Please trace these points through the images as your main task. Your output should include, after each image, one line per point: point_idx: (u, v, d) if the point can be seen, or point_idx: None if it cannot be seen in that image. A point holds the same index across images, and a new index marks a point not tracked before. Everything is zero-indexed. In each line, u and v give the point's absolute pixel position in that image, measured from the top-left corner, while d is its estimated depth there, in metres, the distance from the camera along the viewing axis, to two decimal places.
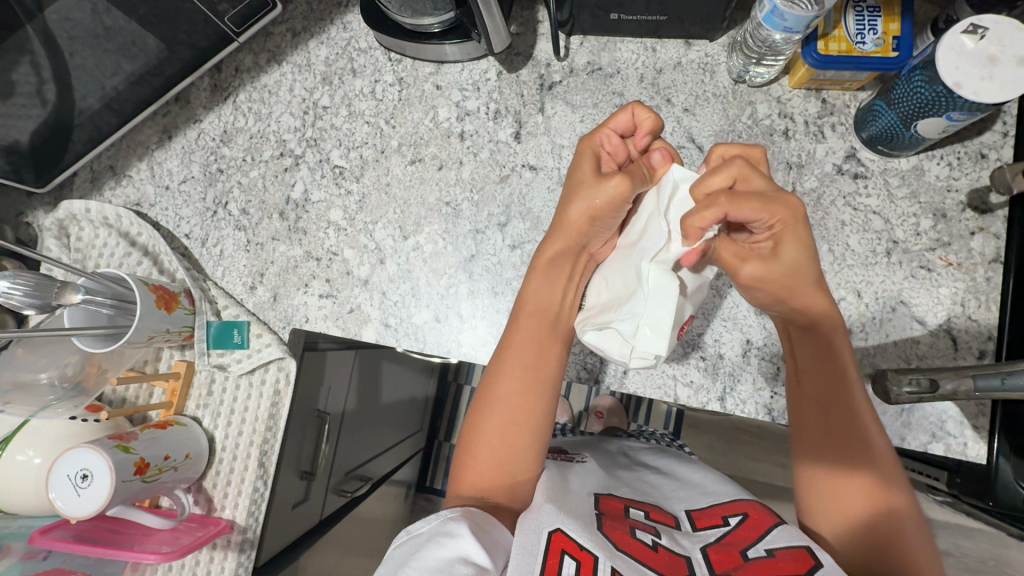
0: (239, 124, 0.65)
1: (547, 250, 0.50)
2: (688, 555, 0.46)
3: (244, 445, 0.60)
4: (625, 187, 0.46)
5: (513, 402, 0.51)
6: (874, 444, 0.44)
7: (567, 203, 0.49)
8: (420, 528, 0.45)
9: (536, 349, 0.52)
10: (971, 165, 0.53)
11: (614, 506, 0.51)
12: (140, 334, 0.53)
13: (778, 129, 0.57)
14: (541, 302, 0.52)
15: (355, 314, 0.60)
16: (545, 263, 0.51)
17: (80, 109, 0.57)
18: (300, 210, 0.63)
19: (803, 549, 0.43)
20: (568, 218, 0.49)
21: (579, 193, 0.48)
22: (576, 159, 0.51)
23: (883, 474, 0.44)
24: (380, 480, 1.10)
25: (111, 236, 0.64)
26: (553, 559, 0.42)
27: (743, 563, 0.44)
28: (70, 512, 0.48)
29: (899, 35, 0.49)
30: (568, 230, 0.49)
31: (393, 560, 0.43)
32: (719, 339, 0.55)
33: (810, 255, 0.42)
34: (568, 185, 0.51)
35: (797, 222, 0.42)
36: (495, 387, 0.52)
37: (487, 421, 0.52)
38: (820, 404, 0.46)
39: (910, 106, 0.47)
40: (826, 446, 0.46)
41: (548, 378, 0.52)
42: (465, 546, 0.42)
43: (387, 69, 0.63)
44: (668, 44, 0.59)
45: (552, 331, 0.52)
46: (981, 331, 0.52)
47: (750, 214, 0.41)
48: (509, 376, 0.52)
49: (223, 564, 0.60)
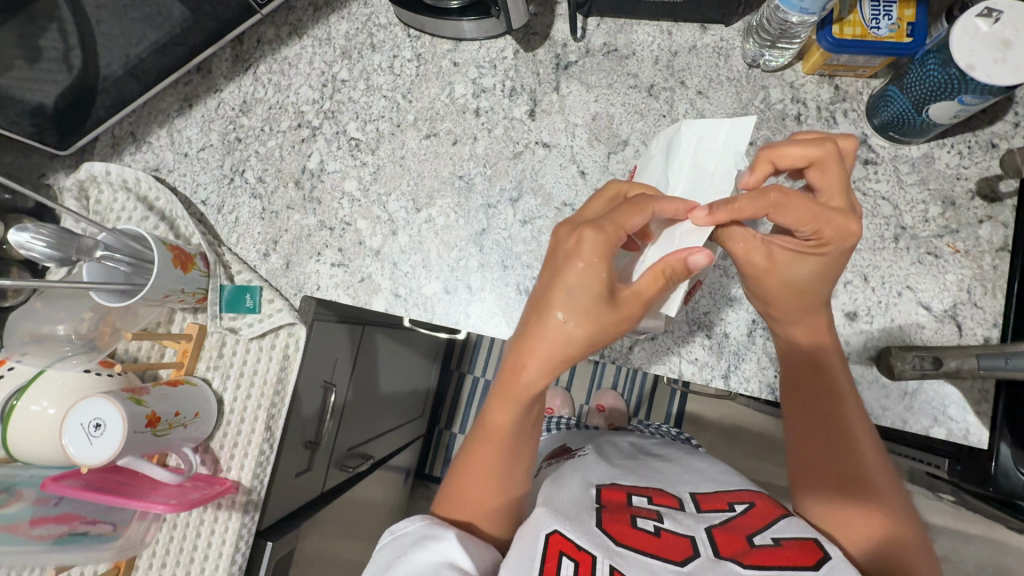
0: (259, 95, 0.66)
1: (532, 376, 0.44)
2: (693, 535, 0.46)
3: (253, 407, 0.62)
4: (624, 316, 0.42)
5: (493, 496, 0.49)
6: (867, 465, 0.47)
7: (553, 317, 0.42)
8: (404, 527, 0.46)
9: (517, 451, 0.48)
10: (981, 154, 0.54)
11: (615, 497, 0.51)
12: (155, 292, 0.54)
13: (790, 114, 0.57)
14: (520, 421, 0.47)
15: (366, 284, 0.61)
16: (527, 389, 0.45)
17: (104, 75, 0.59)
18: (315, 179, 0.64)
19: (810, 540, 0.45)
20: (559, 349, 0.43)
21: (576, 318, 0.42)
22: (578, 249, 0.42)
23: (877, 483, 0.46)
24: (379, 461, 1.10)
25: (130, 200, 0.65)
26: (551, 562, 0.42)
27: (748, 548, 0.44)
28: (82, 459, 0.49)
29: (913, 21, 0.50)
30: (558, 364, 0.43)
31: (378, 562, 0.44)
32: (726, 318, 0.55)
33: (828, 274, 0.44)
34: (558, 283, 0.42)
35: (842, 239, 0.42)
36: (472, 477, 0.49)
37: (464, 502, 0.49)
38: (804, 425, 0.50)
39: (922, 91, 0.48)
40: (825, 467, 0.49)
41: (522, 469, 0.49)
42: (448, 549, 0.43)
43: (405, 45, 0.64)
44: (684, 27, 0.59)
45: (529, 430, 0.49)
46: (987, 318, 0.52)
47: (796, 220, 0.41)
48: (489, 464, 0.48)
49: (227, 524, 0.61)
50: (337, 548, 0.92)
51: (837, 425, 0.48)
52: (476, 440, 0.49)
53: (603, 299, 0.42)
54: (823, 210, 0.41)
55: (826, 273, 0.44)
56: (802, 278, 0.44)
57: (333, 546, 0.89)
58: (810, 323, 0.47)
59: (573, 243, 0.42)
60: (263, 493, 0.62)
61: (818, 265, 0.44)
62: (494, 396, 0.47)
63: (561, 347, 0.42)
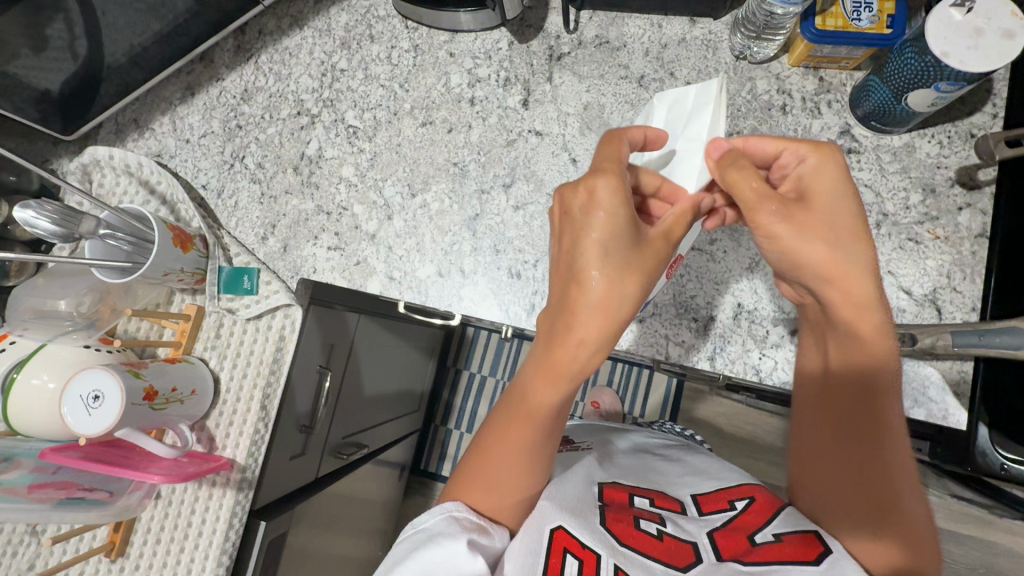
0: (260, 83, 0.68)
1: (575, 359, 0.42)
2: (695, 541, 0.48)
3: (248, 387, 0.64)
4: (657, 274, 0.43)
5: (518, 470, 0.48)
6: (898, 472, 0.47)
7: (592, 285, 0.41)
8: (425, 520, 0.46)
9: (545, 431, 0.48)
10: (961, 143, 0.55)
11: (618, 496, 0.53)
12: (155, 270, 0.56)
13: (776, 104, 0.59)
14: (559, 403, 0.46)
15: (361, 267, 0.62)
16: (574, 372, 0.43)
17: (109, 64, 0.60)
18: (314, 166, 0.65)
19: (809, 533, 0.48)
20: (609, 321, 0.41)
21: (619, 279, 0.41)
22: (594, 201, 0.42)
23: (899, 495, 0.47)
24: (374, 451, 1.11)
25: (132, 184, 0.67)
26: (556, 558, 0.44)
27: (750, 548, 0.46)
28: (81, 429, 0.51)
29: (893, 14, 0.52)
30: (606, 341, 0.42)
31: (395, 554, 0.44)
32: (712, 302, 0.56)
33: (846, 212, 0.45)
34: (585, 241, 0.42)
35: (832, 161, 0.46)
36: (498, 455, 0.49)
37: (490, 475, 0.49)
38: (841, 426, 0.51)
39: (901, 80, 0.49)
40: (848, 469, 0.50)
41: (545, 456, 0.49)
42: (458, 554, 0.42)
43: (403, 36, 0.66)
44: (674, 21, 0.61)
45: (563, 411, 0.48)
46: (966, 302, 0.53)
47: (769, 148, 0.47)
48: (519, 445, 0.48)
49: (222, 501, 0.63)
50: (332, 540, 0.92)
51: (871, 423, 0.48)
52: (508, 418, 0.49)
53: (637, 258, 0.42)
54: (818, 143, 0.46)
55: (847, 201, 0.45)
56: (836, 213, 0.45)
57: (329, 536, 0.90)
58: (864, 320, 0.46)
59: (586, 197, 0.43)
60: (257, 471, 0.65)
61: (847, 199, 0.45)
62: (535, 375, 0.45)
63: (609, 318, 0.41)
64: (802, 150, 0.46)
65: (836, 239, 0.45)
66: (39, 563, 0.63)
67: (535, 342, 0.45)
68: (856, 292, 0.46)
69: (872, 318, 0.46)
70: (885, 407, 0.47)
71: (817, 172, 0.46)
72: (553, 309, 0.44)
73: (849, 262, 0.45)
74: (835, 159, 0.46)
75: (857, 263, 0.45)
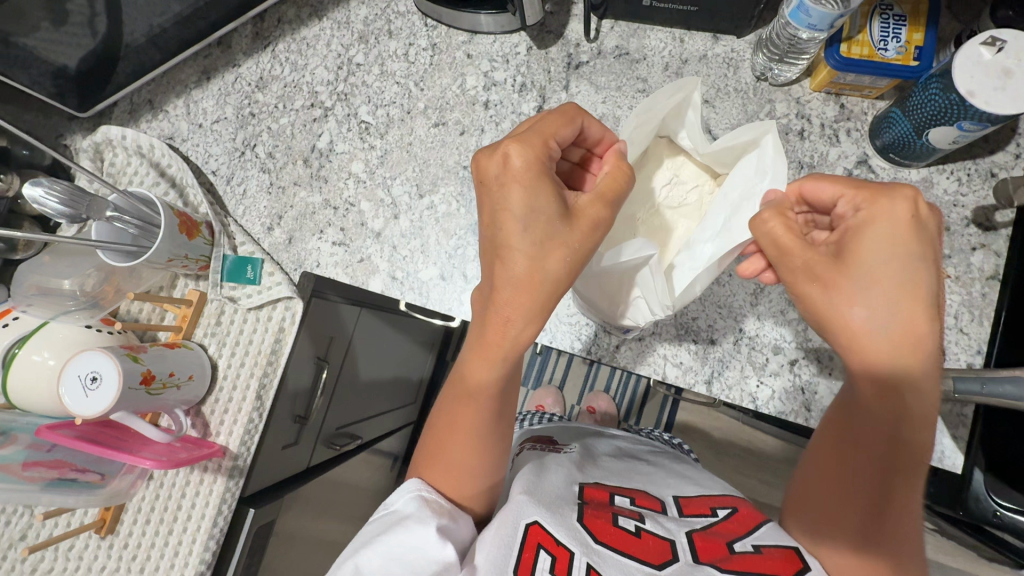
0: (275, 72, 0.67)
1: (509, 336, 0.43)
2: (673, 539, 0.47)
3: (245, 375, 0.65)
4: (586, 248, 0.43)
5: (473, 454, 0.48)
6: (876, 502, 0.45)
7: (511, 259, 0.42)
8: (394, 503, 0.46)
9: (496, 411, 0.48)
10: (980, 182, 0.54)
11: (599, 495, 0.52)
12: (159, 256, 0.56)
13: (794, 129, 0.58)
14: (501, 380, 0.46)
15: (364, 265, 0.62)
16: (507, 347, 0.44)
17: (126, 44, 0.60)
18: (323, 159, 0.65)
19: (791, 549, 0.47)
20: (533, 296, 0.42)
21: (539, 253, 0.41)
22: (508, 170, 0.42)
23: (892, 535, 0.45)
24: (368, 443, 1.12)
25: (142, 165, 0.66)
26: (528, 553, 0.44)
27: (728, 555, 0.46)
28: (77, 410, 0.52)
29: (921, 45, 0.50)
30: (537, 314, 0.43)
31: (363, 535, 0.44)
32: (713, 325, 0.56)
33: (893, 264, 0.41)
34: (504, 215, 0.42)
35: (890, 213, 0.41)
36: (448, 438, 0.49)
37: (445, 459, 0.49)
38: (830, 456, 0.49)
39: (924, 115, 0.48)
40: (837, 501, 0.48)
41: (496, 439, 0.49)
42: (428, 539, 0.42)
43: (422, 33, 0.65)
44: (697, 36, 0.60)
45: (509, 389, 0.48)
46: (972, 345, 0.52)
47: (827, 193, 0.45)
48: (464, 425, 0.48)
49: (212, 486, 0.64)
50: (321, 527, 0.93)
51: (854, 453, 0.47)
52: (454, 403, 0.49)
53: (560, 223, 0.42)
54: (878, 190, 0.42)
55: (893, 257, 0.41)
56: (875, 265, 0.41)
57: (318, 523, 0.91)
58: (885, 366, 0.42)
59: (501, 166, 0.43)
60: (250, 459, 0.65)
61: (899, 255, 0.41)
62: (472, 353, 0.46)
63: (534, 292, 0.42)
64: (859, 198, 0.43)
65: (874, 300, 0.41)
66: (30, 535, 0.64)
67: (472, 325, 0.47)
68: (876, 351, 0.42)
69: (893, 366, 0.42)
70: (868, 438, 0.45)
71: (865, 227, 0.42)
72: (486, 290, 0.45)
73: (881, 332, 0.42)
74: (897, 207, 0.41)
75: (910, 318, 0.41)
